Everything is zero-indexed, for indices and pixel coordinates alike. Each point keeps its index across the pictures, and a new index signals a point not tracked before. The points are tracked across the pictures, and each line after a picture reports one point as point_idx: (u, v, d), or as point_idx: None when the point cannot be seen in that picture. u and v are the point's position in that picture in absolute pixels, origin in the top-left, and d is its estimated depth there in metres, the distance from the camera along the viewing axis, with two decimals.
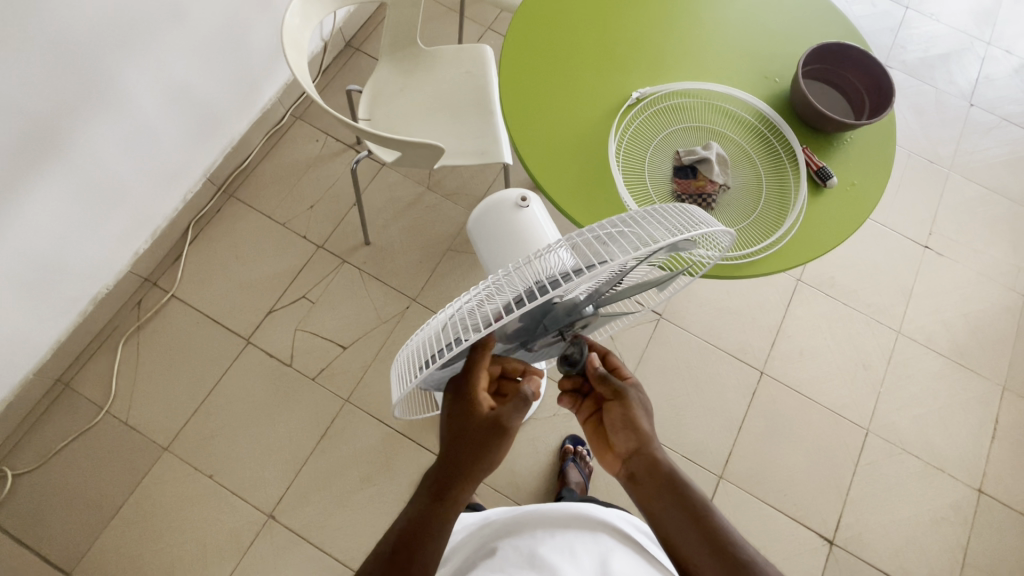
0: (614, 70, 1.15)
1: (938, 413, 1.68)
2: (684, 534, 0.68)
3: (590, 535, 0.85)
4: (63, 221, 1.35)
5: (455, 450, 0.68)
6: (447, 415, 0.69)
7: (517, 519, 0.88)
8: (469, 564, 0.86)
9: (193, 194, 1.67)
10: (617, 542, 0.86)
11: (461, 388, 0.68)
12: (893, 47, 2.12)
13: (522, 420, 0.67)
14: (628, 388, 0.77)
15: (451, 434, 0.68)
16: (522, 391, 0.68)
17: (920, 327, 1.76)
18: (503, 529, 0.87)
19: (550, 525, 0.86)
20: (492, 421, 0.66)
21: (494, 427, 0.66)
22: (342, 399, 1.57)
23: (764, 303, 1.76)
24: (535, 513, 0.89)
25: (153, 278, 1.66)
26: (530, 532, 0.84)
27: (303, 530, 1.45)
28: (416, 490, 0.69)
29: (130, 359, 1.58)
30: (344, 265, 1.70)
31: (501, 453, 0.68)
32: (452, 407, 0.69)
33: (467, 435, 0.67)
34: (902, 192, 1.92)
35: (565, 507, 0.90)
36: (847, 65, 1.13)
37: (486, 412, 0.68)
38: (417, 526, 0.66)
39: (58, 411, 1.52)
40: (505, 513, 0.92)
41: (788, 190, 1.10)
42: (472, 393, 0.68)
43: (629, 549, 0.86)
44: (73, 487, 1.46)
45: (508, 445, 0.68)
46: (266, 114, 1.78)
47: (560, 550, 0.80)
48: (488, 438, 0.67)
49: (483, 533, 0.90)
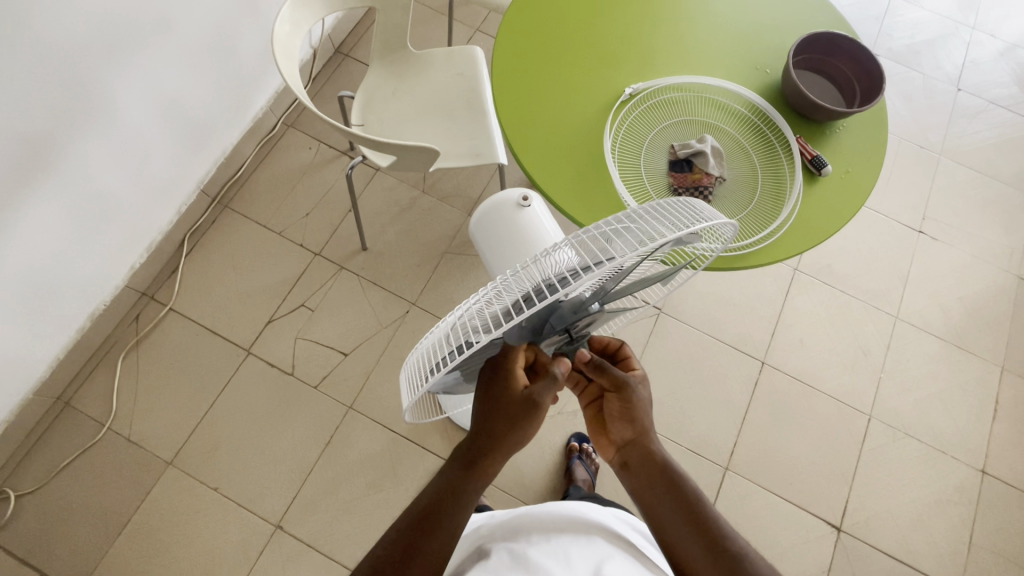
0: (607, 66, 1.15)
1: (939, 397, 1.69)
2: (677, 527, 0.69)
3: (584, 539, 0.82)
4: (59, 237, 1.34)
5: (487, 426, 0.70)
6: (480, 389, 0.72)
7: (514, 523, 0.87)
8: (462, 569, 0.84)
9: (187, 206, 1.66)
10: (614, 547, 0.82)
11: (498, 362, 0.71)
12: (879, 35, 2.14)
13: (552, 398, 0.70)
14: (629, 381, 0.75)
15: (485, 407, 0.70)
16: (552, 371, 0.70)
17: (918, 311, 1.77)
18: (498, 534, 0.86)
19: (545, 529, 0.83)
20: (525, 399, 0.69)
21: (528, 403, 0.68)
22: (345, 406, 1.57)
23: (762, 293, 1.76)
24: (531, 518, 0.87)
25: (149, 293, 1.65)
26: (524, 535, 0.82)
27: (312, 538, 1.45)
28: (448, 458, 0.73)
29: (130, 375, 1.57)
30: (342, 272, 1.70)
31: (532, 430, 0.71)
32: (486, 380, 0.72)
33: (499, 410, 0.70)
34: (894, 179, 1.93)
35: (561, 512, 0.88)
36: (836, 54, 1.14)
37: (521, 389, 0.70)
38: (447, 492, 0.70)
39: (59, 430, 1.51)
40: (503, 516, 0.91)
41: (783, 180, 1.10)
42: (507, 370, 0.71)
43: (627, 555, 0.82)
44: (77, 506, 1.45)
45: (539, 423, 0.70)
46: (257, 123, 1.77)
47: (552, 552, 0.77)
48: (520, 415, 0.69)
49: (479, 539, 0.89)
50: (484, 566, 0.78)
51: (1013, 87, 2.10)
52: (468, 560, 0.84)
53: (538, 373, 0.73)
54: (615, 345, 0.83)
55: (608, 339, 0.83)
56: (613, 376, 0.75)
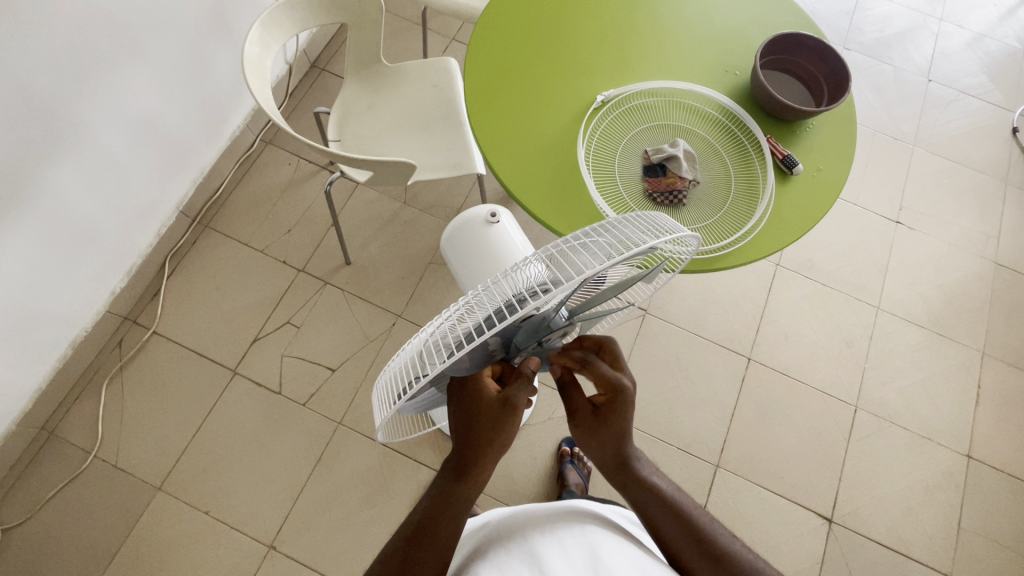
0: (578, 75, 1.16)
1: (923, 384, 1.71)
2: (674, 530, 0.75)
3: (579, 530, 0.80)
4: (35, 268, 1.33)
5: (470, 436, 0.71)
6: (453, 402, 0.73)
7: (509, 519, 0.85)
8: (460, 565, 0.81)
9: (167, 227, 1.66)
10: (609, 533, 0.82)
11: (465, 381, 0.71)
12: (849, 30, 2.17)
13: (527, 397, 0.71)
14: (580, 426, 0.77)
15: (465, 420, 0.71)
16: (523, 369, 0.72)
17: (899, 301, 1.80)
18: (494, 530, 0.84)
19: (541, 521, 0.82)
20: (502, 403, 0.70)
21: (503, 406, 0.70)
22: (334, 422, 1.56)
23: (746, 290, 1.78)
24: (526, 512, 0.85)
25: (132, 316, 1.63)
26: (519, 529, 0.81)
27: (307, 557, 1.44)
28: (438, 472, 0.74)
29: (115, 401, 1.56)
30: (327, 287, 1.70)
31: (514, 430, 0.72)
32: (459, 393, 0.72)
33: (481, 419, 0.71)
34: (870, 171, 1.96)
35: (557, 505, 0.86)
36: (804, 53, 1.16)
37: (493, 394, 0.71)
38: (441, 502, 0.71)
39: (45, 460, 1.49)
40: (499, 514, 0.89)
41: (756, 178, 1.12)
42: (477, 379, 0.71)
43: (622, 541, 0.81)
44: (66, 537, 1.43)
45: (516, 425, 0.71)
46: (235, 141, 1.77)
47: (548, 542, 0.76)
48: (497, 419, 0.70)
49: (477, 535, 0.86)
50: (481, 561, 0.76)
51: (981, 76, 2.14)
52: (466, 558, 0.82)
53: (508, 380, 0.75)
54: (576, 366, 0.76)
55: (566, 357, 0.76)
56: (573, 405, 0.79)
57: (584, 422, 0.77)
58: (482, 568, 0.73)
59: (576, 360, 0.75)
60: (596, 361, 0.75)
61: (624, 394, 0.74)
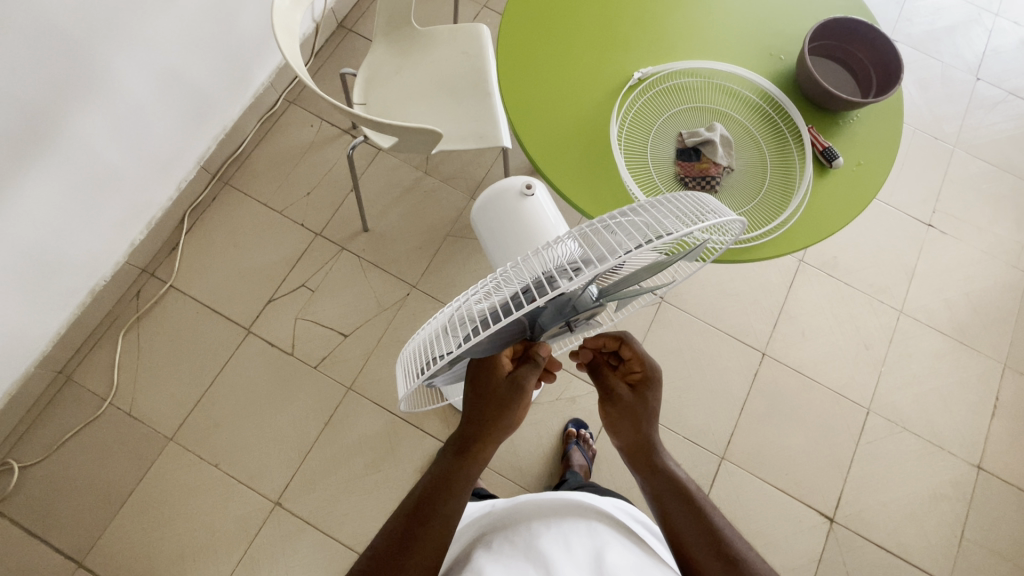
0: (616, 50, 1.12)
1: (939, 392, 1.68)
2: (689, 529, 0.72)
3: (585, 528, 0.82)
4: (59, 212, 1.33)
5: (478, 412, 0.71)
6: (470, 378, 0.72)
7: (512, 510, 0.86)
8: (465, 551, 0.84)
9: (188, 182, 1.65)
10: (614, 532, 0.83)
11: (482, 363, 0.71)
12: (898, 20, 2.07)
13: (537, 380, 0.70)
14: (617, 399, 0.80)
15: (474, 394, 0.71)
16: (536, 355, 0.72)
17: (923, 307, 1.76)
18: (497, 521, 0.85)
19: (545, 515, 0.83)
20: (510, 383, 0.70)
21: (512, 386, 0.70)
22: (344, 387, 1.57)
23: (766, 284, 1.75)
24: (531, 502, 0.86)
25: (150, 269, 1.64)
26: (524, 521, 0.82)
27: (312, 515, 1.47)
28: (443, 449, 0.73)
29: (131, 350, 1.58)
30: (343, 253, 1.69)
31: (522, 410, 0.72)
32: (475, 368, 0.72)
33: (486, 395, 0.70)
34: (906, 170, 1.89)
35: (562, 497, 0.87)
36: (855, 40, 1.10)
37: (506, 373, 0.71)
38: (444, 477, 0.70)
39: (61, 404, 1.52)
40: (503, 503, 0.90)
41: (793, 170, 1.08)
42: (494, 355, 0.71)
43: (625, 540, 0.82)
44: (81, 478, 1.47)
45: (525, 405, 0.71)
46: (259, 99, 1.74)
47: (554, 540, 0.78)
48: (507, 398, 0.70)
49: (480, 524, 0.88)
50: (486, 552, 0.78)
51: None
52: (470, 545, 0.84)
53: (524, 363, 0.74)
54: (614, 344, 0.82)
55: (604, 337, 0.82)
56: (605, 381, 0.83)
57: (626, 397, 0.80)
58: (488, 560, 0.76)
59: (614, 338, 0.81)
60: (634, 340, 0.81)
61: (654, 376, 0.80)
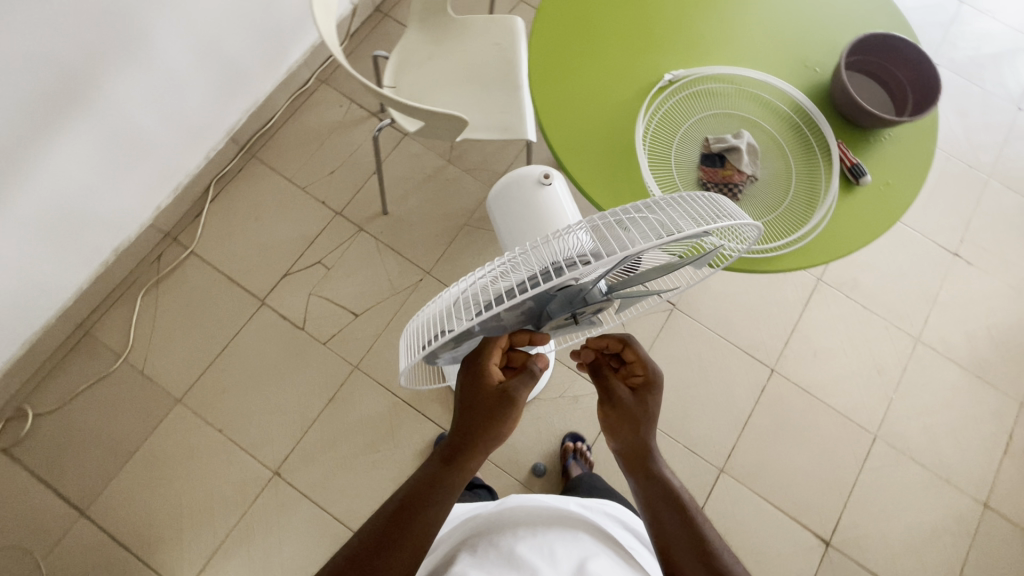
0: (649, 50, 1.11)
1: (950, 424, 1.65)
2: (677, 534, 0.72)
3: (570, 537, 0.83)
4: (89, 171, 1.36)
5: (466, 420, 0.72)
6: (459, 384, 0.74)
7: (498, 516, 0.87)
8: (448, 556, 0.84)
9: (217, 151, 1.68)
10: (599, 543, 0.84)
11: (471, 366, 0.73)
12: (942, 43, 2.03)
13: (528, 392, 0.72)
14: (620, 402, 0.79)
15: (463, 403, 0.73)
16: (530, 367, 0.73)
17: (941, 336, 1.72)
18: (483, 526, 0.86)
19: (531, 522, 0.84)
20: (501, 393, 0.71)
21: (502, 398, 0.71)
22: (351, 365, 1.59)
23: (781, 300, 1.72)
24: (518, 509, 0.88)
25: (173, 234, 1.68)
26: (510, 527, 0.83)
27: (309, 488, 1.49)
28: (430, 455, 0.74)
29: (149, 311, 1.62)
30: (361, 233, 1.71)
31: (512, 421, 0.73)
32: (465, 375, 0.73)
33: (476, 403, 0.72)
34: (937, 196, 1.85)
35: (549, 507, 0.88)
36: (892, 58, 1.08)
37: (496, 382, 0.73)
38: (429, 486, 0.71)
39: (79, 356, 1.57)
40: (490, 508, 0.91)
41: (818, 184, 1.07)
42: (483, 364, 0.72)
43: (611, 551, 0.84)
44: (91, 430, 1.52)
45: (516, 414, 0.72)
46: (292, 76, 1.77)
47: (539, 547, 0.79)
48: (496, 409, 0.71)
49: (466, 528, 0.89)
50: (470, 556, 0.79)
51: None
52: (453, 550, 0.84)
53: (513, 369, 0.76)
54: (616, 347, 0.81)
55: (606, 338, 0.81)
56: (605, 382, 0.82)
57: (628, 401, 0.79)
58: (472, 564, 0.77)
59: (618, 341, 0.81)
60: (637, 343, 0.80)
61: (654, 381, 0.80)
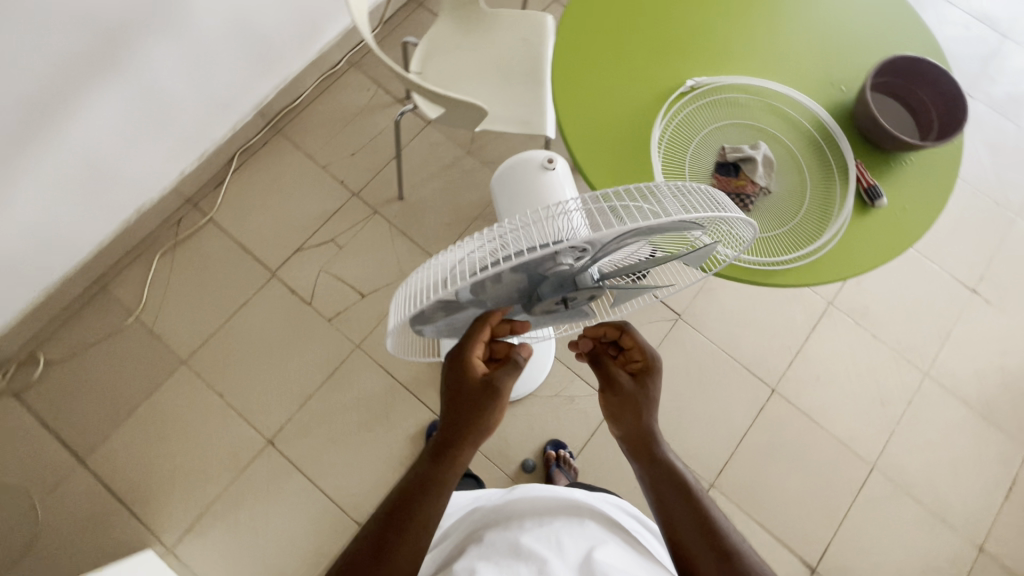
0: (674, 56, 1.11)
1: (952, 463, 1.61)
2: (685, 519, 0.71)
3: (577, 525, 0.84)
4: (118, 130, 1.40)
5: (454, 413, 0.73)
6: (445, 380, 0.74)
7: (504, 507, 0.89)
8: (458, 550, 0.86)
9: (243, 124, 1.72)
10: (607, 529, 0.85)
11: (454, 359, 0.73)
12: (980, 77, 1.99)
13: (513, 381, 0.73)
14: (621, 386, 0.80)
15: (449, 397, 0.73)
16: (514, 357, 0.74)
17: (951, 373, 1.68)
18: (490, 518, 0.88)
19: (537, 514, 0.86)
20: (484, 385, 0.72)
21: (487, 389, 0.72)
22: (352, 344, 1.62)
23: (789, 320, 1.71)
24: (524, 500, 0.89)
25: (194, 200, 1.72)
26: (516, 519, 0.85)
27: (300, 460, 1.52)
28: (420, 453, 0.75)
29: (163, 272, 1.66)
30: (375, 216, 1.73)
31: (497, 412, 0.74)
32: (449, 370, 0.74)
33: (461, 394, 0.73)
34: (959, 231, 1.81)
35: (554, 496, 0.89)
36: (920, 80, 1.06)
37: (480, 375, 0.73)
38: (421, 482, 0.72)
39: (93, 310, 1.61)
40: (496, 500, 0.93)
41: (832, 202, 1.06)
42: (466, 357, 0.73)
43: (619, 537, 0.85)
44: (97, 383, 1.56)
45: (501, 405, 0.73)
46: (322, 57, 1.80)
47: (545, 537, 0.81)
48: (481, 402, 0.72)
49: (473, 519, 0.91)
50: (479, 550, 0.81)
51: None
52: (463, 544, 0.87)
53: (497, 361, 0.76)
54: (614, 333, 0.83)
55: (604, 325, 0.83)
56: (605, 370, 0.82)
57: (629, 385, 0.80)
58: (480, 557, 0.79)
59: (615, 327, 0.83)
60: (634, 329, 0.82)
61: (654, 365, 0.81)
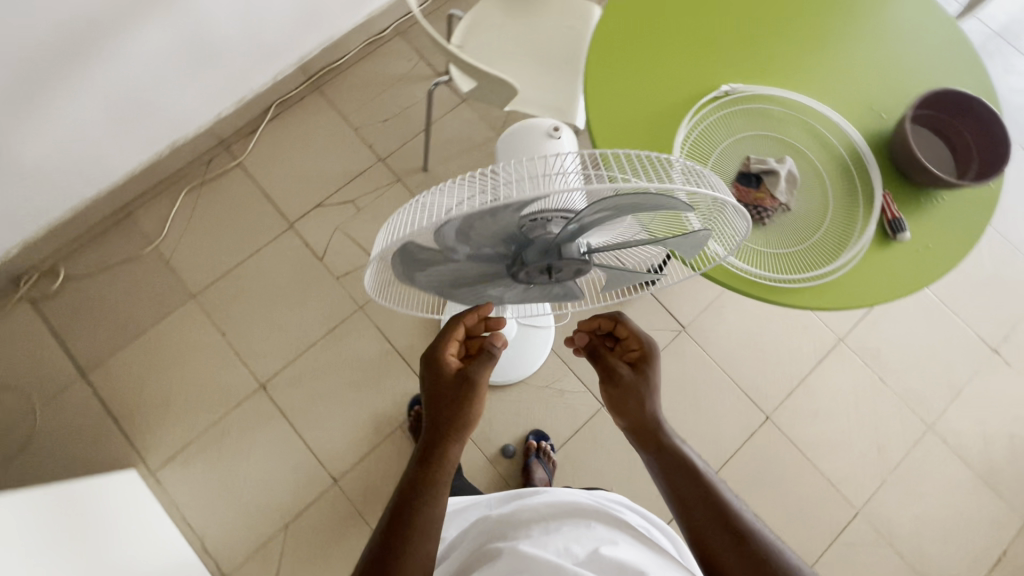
0: (714, 59, 1.09)
1: (942, 521, 1.56)
2: (698, 503, 0.70)
3: (583, 527, 0.85)
4: (165, 63, 1.44)
5: (437, 411, 0.74)
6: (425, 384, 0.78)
7: (509, 516, 0.90)
8: (469, 563, 0.87)
9: (284, 76, 1.75)
10: (614, 528, 0.86)
11: (432, 362, 0.77)
12: None
13: (488, 369, 0.76)
14: (621, 377, 0.80)
15: (430, 397, 0.76)
16: (489, 349, 0.77)
17: (956, 430, 1.62)
18: (497, 529, 0.89)
19: (544, 521, 0.87)
20: (461, 377, 0.75)
21: (462, 379, 0.75)
22: (356, 304, 1.64)
23: (795, 350, 1.67)
24: (530, 510, 0.90)
25: (226, 143, 1.76)
26: (523, 529, 0.86)
27: (288, 408, 1.55)
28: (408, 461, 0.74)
29: (186, 208, 1.70)
30: (397, 184, 1.75)
31: (478, 406, 0.76)
32: (428, 374, 0.78)
33: (441, 393, 0.75)
34: (989, 287, 1.74)
35: (559, 502, 0.91)
36: (965, 117, 1.02)
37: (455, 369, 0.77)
38: (412, 486, 0.70)
39: (116, 234, 1.67)
40: (502, 509, 0.95)
41: (852, 229, 1.03)
42: (440, 356, 0.77)
43: (627, 534, 0.85)
44: (109, 303, 1.61)
45: (481, 396, 0.75)
46: (370, 21, 1.82)
47: (553, 542, 0.81)
48: (460, 396, 0.74)
49: (482, 530, 0.92)
50: (489, 561, 0.82)
51: None
52: (474, 557, 0.87)
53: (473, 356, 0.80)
54: (608, 324, 0.83)
55: (599, 317, 0.83)
56: (604, 362, 0.82)
57: (630, 377, 0.79)
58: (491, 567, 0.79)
59: (608, 317, 0.82)
60: (628, 319, 0.82)
61: (652, 353, 0.81)
